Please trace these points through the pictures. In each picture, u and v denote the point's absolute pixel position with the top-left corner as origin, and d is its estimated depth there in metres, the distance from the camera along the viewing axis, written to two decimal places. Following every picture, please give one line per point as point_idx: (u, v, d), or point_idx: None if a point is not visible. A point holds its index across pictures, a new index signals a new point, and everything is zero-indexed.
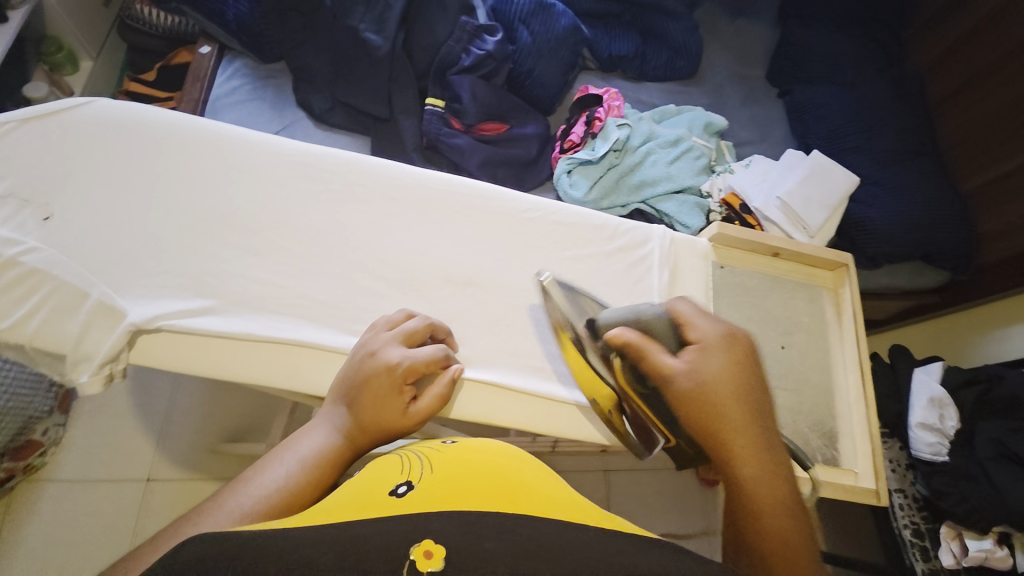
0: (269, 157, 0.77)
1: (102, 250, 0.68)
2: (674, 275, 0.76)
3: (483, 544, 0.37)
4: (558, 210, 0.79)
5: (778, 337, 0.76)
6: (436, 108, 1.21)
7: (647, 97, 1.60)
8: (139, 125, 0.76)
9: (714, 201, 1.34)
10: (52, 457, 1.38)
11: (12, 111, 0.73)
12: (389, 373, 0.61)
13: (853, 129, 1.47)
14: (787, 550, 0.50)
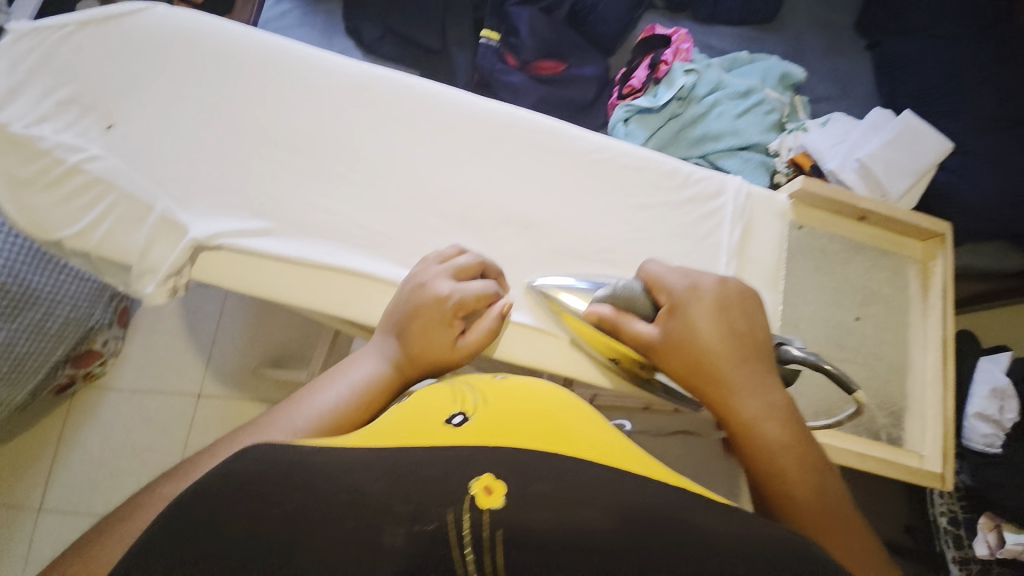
0: (326, 78, 0.73)
1: (160, 164, 0.67)
2: (747, 233, 0.70)
3: (540, 489, 0.36)
4: (626, 153, 0.74)
5: (854, 307, 0.71)
6: (490, 41, 1.16)
7: (718, 42, 1.46)
8: (194, 36, 0.73)
9: (781, 161, 1.23)
10: (110, 366, 1.48)
11: (71, 13, 0.72)
12: (439, 306, 0.60)
13: (951, 89, 1.31)
14: (796, 502, 0.52)
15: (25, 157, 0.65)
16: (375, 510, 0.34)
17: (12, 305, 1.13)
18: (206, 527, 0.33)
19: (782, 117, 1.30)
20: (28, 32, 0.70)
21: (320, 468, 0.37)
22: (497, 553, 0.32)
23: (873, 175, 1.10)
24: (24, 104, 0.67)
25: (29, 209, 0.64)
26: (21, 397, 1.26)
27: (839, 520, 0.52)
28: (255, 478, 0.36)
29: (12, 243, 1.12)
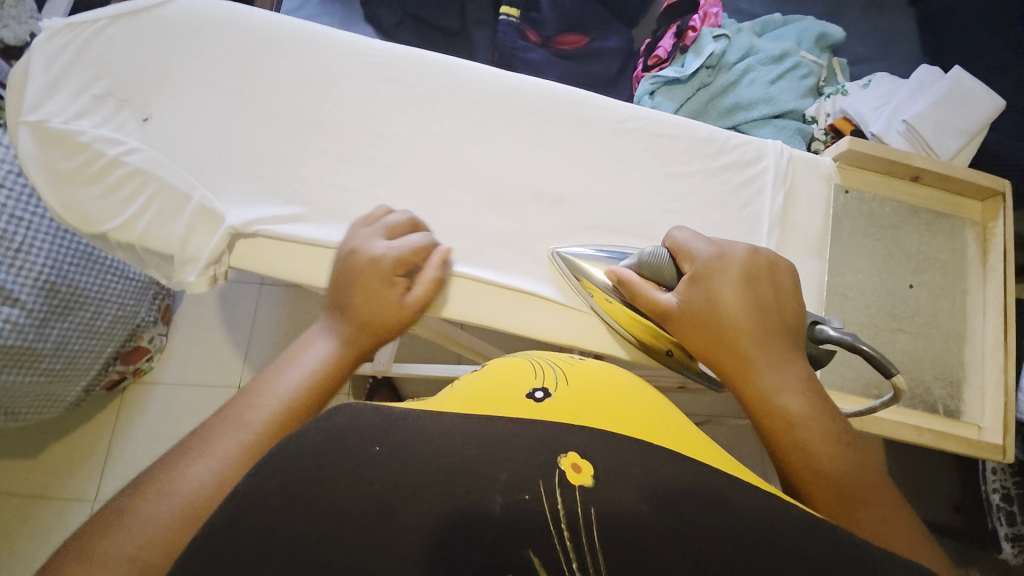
0: (352, 60, 0.73)
1: (195, 153, 0.69)
2: (789, 198, 0.68)
3: (629, 473, 0.36)
4: (659, 121, 0.71)
5: (908, 274, 0.67)
6: (511, 18, 1.11)
7: (747, 6, 1.39)
8: (223, 24, 0.74)
9: (819, 128, 1.18)
10: (157, 361, 1.55)
11: (103, 7, 0.73)
12: (377, 264, 0.60)
13: (1006, 42, 1.21)
14: (839, 483, 0.45)
15: (65, 150, 0.66)
16: (476, 479, 0.34)
17: (62, 303, 1.15)
18: (307, 482, 0.33)
19: (818, 81, 1.24)
20: (62, 28, 0.71)
21: (427, 437, 0.37)
22: (592, 525, 0.33)
23: (921, 137, 1.03)
24: (63, 99, 0.69)
25: (73, 203, 0.65)
26: (72, 394, 1.30)
27: (882, 504, 0.44)
28: (355, 441, 0.35)
29: (55, 243, 1.12)
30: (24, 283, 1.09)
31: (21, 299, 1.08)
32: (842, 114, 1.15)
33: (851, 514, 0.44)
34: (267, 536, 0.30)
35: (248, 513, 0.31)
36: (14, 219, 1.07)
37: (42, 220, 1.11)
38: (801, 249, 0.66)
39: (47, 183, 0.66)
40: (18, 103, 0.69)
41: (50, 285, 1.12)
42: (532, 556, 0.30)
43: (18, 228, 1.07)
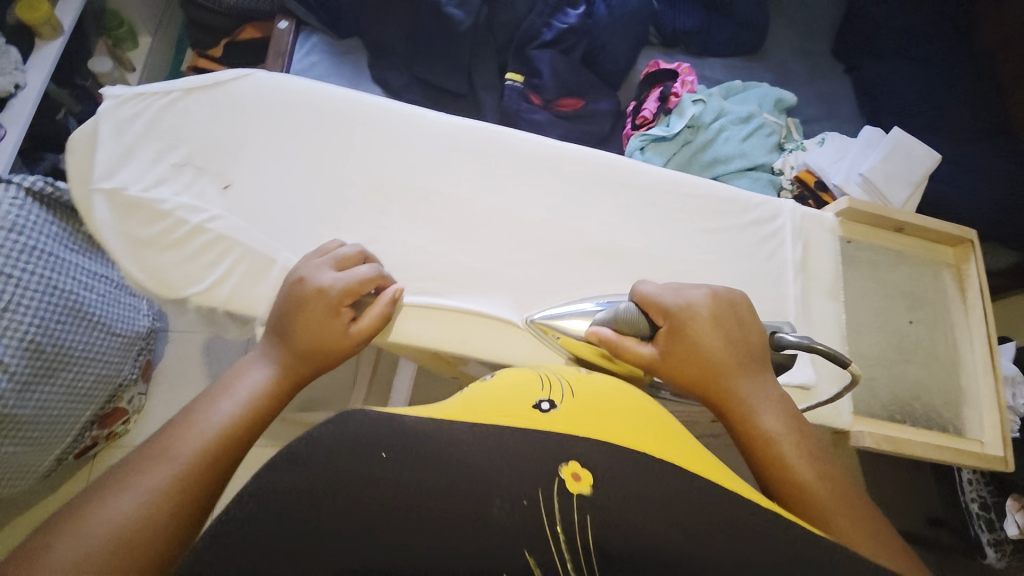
0: (417, 130, 0.77)
1: (275, 218, 0.71)
2: (807, 252, 0.72)
3: (628, 487, 0.41)
4: (691, 180, 0.73)
5: (906, 312, 0.77)
6: (516, 83, 1.21)
7: (711, 72, 1.55)
8: (290, 96, 0.77)
9: (786, 178, 1.34)
10: (133, 424, 1.42)
11: (177, 80, 0.76)
12: (323, 299, 0.60)
13: (925, 108, 1.43)
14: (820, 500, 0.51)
15: (145, 218, 0.69)
16: (494, 491, 0.38)
17: (46, 365, 1.08)
18: (325, 492, 0.37)
19: (781, 137, 1.41)
20: (129, 97, 0.73)
21: (449, 448, 0.40)
22: (587, 530, 0.38)
23: (876, 187, 1.20)
24: (139, 167, 0.71)
25: (153, 270, 0.68)
26: (47, 465, 1.19)
27: (857, 510, 0.50)
28: (371, 455, 0.38)
29: (44, 301, 1.06)
30: (8, 347, 1.01)
31: (6, 363, 1.01)
32: (805, 167, 1.31)
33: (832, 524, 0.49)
34: (278, 537, 0.35)
35: (269, 516, 0.36)
36: (4, 276, 1.01)
37: (31, 278, 1.04)
38: (823, 296, 0.71)
39: (127, 251, 0.68)
40: (88, 172, 0.70)
41: (35, 346, 1.05)
42: (527, 555, 0.36)
43: (9, 287, 1.01)
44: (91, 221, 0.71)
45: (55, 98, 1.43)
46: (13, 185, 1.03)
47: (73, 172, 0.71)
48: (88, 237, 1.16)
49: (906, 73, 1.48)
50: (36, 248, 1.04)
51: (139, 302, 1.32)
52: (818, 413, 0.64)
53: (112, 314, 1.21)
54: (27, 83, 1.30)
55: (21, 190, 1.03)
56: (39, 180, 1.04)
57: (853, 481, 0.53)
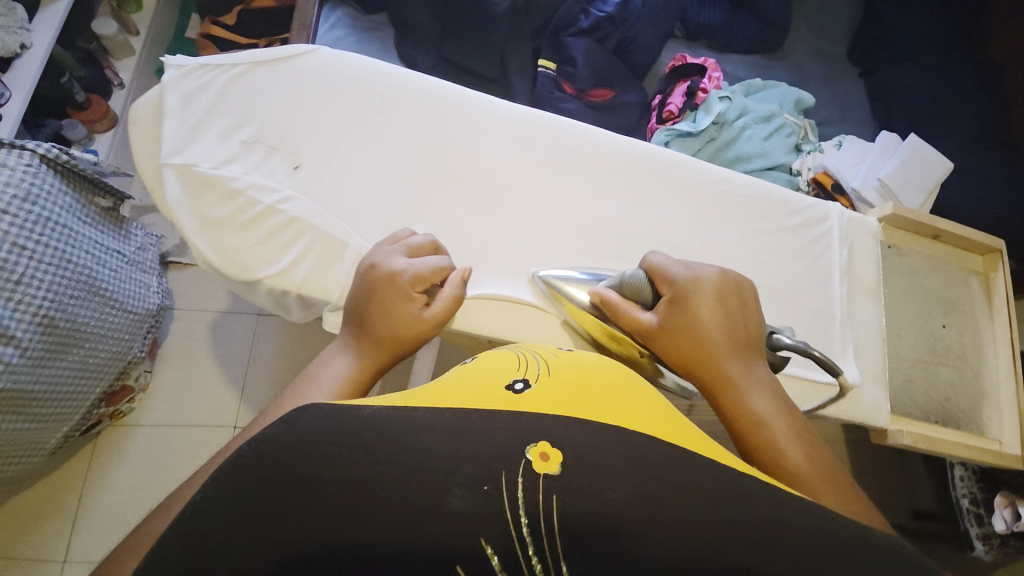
0: (478, 115, 0.77)
1: (341, 199, 0.71)
2: (852, 254, 0.74)
3: (604, 461, 0.36)
4: (747, 182, 0.74)
5: (940, 316, 0.80)
6: (549, 70, 1.21)
7: (731, 70, 1.52)
8: (353, 77, 0.76)
9: (803, 180, 1.35)
10: (138, 403, 1.39)
11: (243, 53, 0.75)
12: (395, 280, 0.61)
13: (938, 115, 1.44)
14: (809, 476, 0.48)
15: (216, 197, 0.68)
16: (436, 473, 0.34)
17: (58, 341, 1.03)
18: (257, 494, 0.33)
19: (799, 139, 1.39)
20: (195, 68, 0.73)
21: (386, 431, 0.36)
22: (551, 512, 0.33)
23: (892, 192, 1.24)
24: (208, 143, 0.70)
25: (224, 250, 0.67)
26: (54, 442, 1.16)
27: (840, 492, 0.47)
28: (290, 446, 0.35)
29: (57, 274, 1.01)
30: (21, 320, 0.96)
31: (18, 338, 0.96)
32: (824, 169, 1.31)
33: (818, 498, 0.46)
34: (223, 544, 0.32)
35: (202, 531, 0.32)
36: (17, 248, 0.95)
37: (46, 250, 0.99)
38: (865, 298, 0.73)
39: (199, 230, 0.67)
40: (157, 145, 0.70)
41: (48, 321, 1.00)
42: (485, 545, 0.32)
43: (19, 258, 0.95)
44: (159, 197, 0.70)
45: (60, 61, 1.37)
46: (26, 152, 0.99)
47: (140, 143, 0.70)
48: (98, 211, 1.15)
49: (921, 80, 1.49)
50: (49, 219, 1.00)
51: (148, 278, 1.29)
52: (862, 410, 0.68)
53: (121, 289, 1.18)
54: (33, 42, 1.25)
55: (35, 156, 0.99)
56: (52, 148, 1.01)
57: (835, 465, 0.50)
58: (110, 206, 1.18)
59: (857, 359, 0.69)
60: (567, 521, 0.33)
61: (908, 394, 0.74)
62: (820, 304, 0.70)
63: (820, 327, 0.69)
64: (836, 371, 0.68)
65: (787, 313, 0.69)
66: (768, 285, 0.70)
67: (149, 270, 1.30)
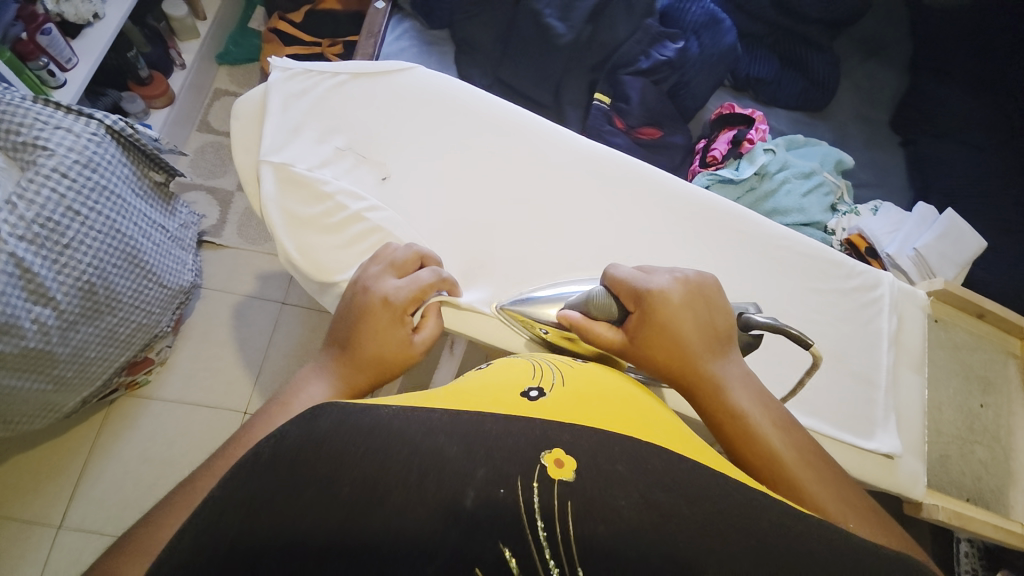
0: (555, 146, 0.79)
1: (422, 213, 0.73)
2: (901, 323, 0.74)
3: (617, 469, 0.37)
4: (807, 241, 0.76)
5: (979, 396, 0.80)
6: (602, 104, 1.23)
7: (774, 123, 1.55)
8: (439, 95, 0.79)
9: (837, 239, 1.34)
10: (155, 376, 1.40)
11: (345, 63, 0.79)
12: (390, 311, 0.58)
13: (974, 193, 1.45)
14: (811, 471, 0.51)
15: (304, 197, 0.70)
16: (450, 474, 0.34)
17: (93, 307, 1.04)
18: (266, 490, 0.33)
19: (836, 198, 1.39)
20: (300, 72, 0.77)
21: (397, 429, 0.36)
22: (568, 519, 0.33)
23: (927, 263, 1.26)
24: (304, 145, 0.73)
25: (307, 250, 0.68)
26: (70, 406, 1.17)
27: (830, 484, 0.51)
28: (303, 446, 0.34)
29: (104, 242, 1.03)
30: (62, 282, 0.97)
31: (58, 300, 0.97)
32: (858, 231, 1.32)
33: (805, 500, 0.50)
34: (245, 540, 0.31)
35: (220, 525, 0.32)
36: (71, 212, 0.97)
37: (97, 217, 1.01)
38: (910, 369, 0.73)
39: (286, 227, 0.69)
40: (256, 142, 0.73)
41: (88, 287, 1.01)
42: (503, 546, 0.32)
43: (71, 221, 0.97)
44: (249, 191, 0.72)
45: (130, 36, 1.42)
46: (92, 121, 1.02)
47: (241, 138, 0.73)
48: (151, 185, 1.17)
49: (962, 156, 1.50)
50: (105, 187, 1.02)
51: (186, 256, 1.30)
52: (897, 480, 0.67)
53: (161, 263, 1.18)
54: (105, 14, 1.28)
55: (101, 126, 1.02)
56: (119, 120, 1.04)
57: (822, 452, 0.54)
58: (162, 182, 1.20)
59: (900, 431, 0.69)
60: (582, 534, 0.33)
61: (944, 468, 0.74)
62: (867, 370, 0.71)
63: (864, 393, 0.69)
64: (879, 439, 0.67)
65: (830, 374, 0.70)
66: (818, 345, 0.71)
67: (187, 247, 1.30)
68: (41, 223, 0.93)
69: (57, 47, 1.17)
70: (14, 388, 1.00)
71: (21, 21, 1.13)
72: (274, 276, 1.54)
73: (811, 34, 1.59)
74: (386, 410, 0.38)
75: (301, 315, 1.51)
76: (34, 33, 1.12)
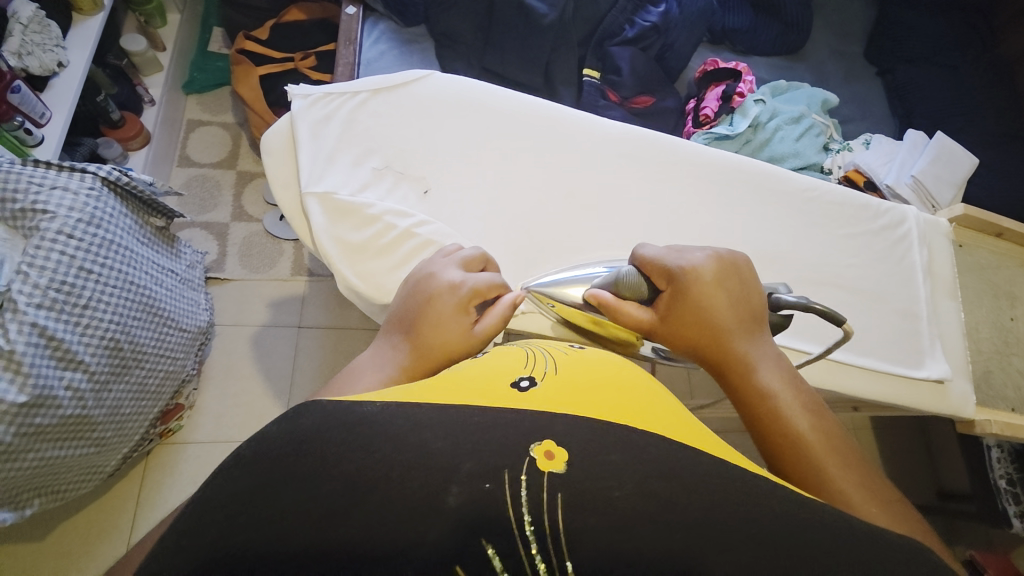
0: (582, 133, 0.79)
1: (466, 221, 0.73)
2: (930, 253, 0.78)
3: (610, 458, 0.36)
4: (835, 189, 0.78)
5: (1008, 311, 0.85)
6: (593, 80, 1.23)
7: (756, 72, 1.54)
8: (460, 101, 0.79)
9: (835, 177, 1.35)
10: (186, 421, 1.39)
11: (363, 82, 0.78)
12: (455, 296, 0.58)
13: (957, 112, 1.46)
14: (840, 461, 0.48)
15: (354, 223, 0.70)
16: (435, 471, 0.34)
17: (121, 363, 1.03)
18: (237, 495, 0.33)
19: (826, 138, 1.39)
20: (321, 97, 0.76)
21: (385, 426, 0.37)
22: (556, 510, 0.33)
23: (925, 188, 1.29)
24: (342, 171, 0.73)
25: (366, 275, 0.69)
26: (111, 465, 1.16)
27: (863, 477, 0.47)
28: (285, 449, 0.35)
29: (121, 297, 1.01)
30: (88, 344, 0.96)
31: (86, 362, 0.95)
32: (854, 166, 1.33)
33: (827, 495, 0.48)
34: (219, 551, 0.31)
35: (198, 533, 0.32)
36: (83, 272, 0.95)
37: (110, 273, 0.99)
38: (945, 296, 0.78)
39: (341, 256, 0.69)
40: (294, 175, 0.72)
41: (114, 344, 1.00)
42: (485, 544, 0.32)
43: (86, 281, 0.95)
44: (295, 225, 0.71)
45: (97, 79, 1.35)
46: (87, 175, 0.99)
47: (277, 173, 0.73)
48: (152, 231, 1.15)
49: (939, 78, 1.51)
50: (112, 241, 1.00)
51: (198, 296, 1.27)
52: (951, 403, 0.72)
53: (177, 308, 1.16)
54: (69, 61, 1.25)
55: (97, 179, 1.00)
56: (113, 170, 1.01)
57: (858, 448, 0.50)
58: (162, 226, 1.18)
59: (946, 355, 0.74)
60: (569, 521, 0.33)
61: (984, 382, 0.80)
62: (910, 304, 0.75)
63: (909, 327, 0.74)
64: (928, 367, 0.72)
65: (877, 313, 0.74)
66: (861, 288, 0.74)
67: (197, 287, 1.28)
68: (57, 287, 0.91)
69: (29, 103, 1.13)
70: (58, 458, 0.99)
71: None
72: (286, 301, 1.52)
73: None
74: (446, 407, 0.40)
75: (321, 335, 1.50)
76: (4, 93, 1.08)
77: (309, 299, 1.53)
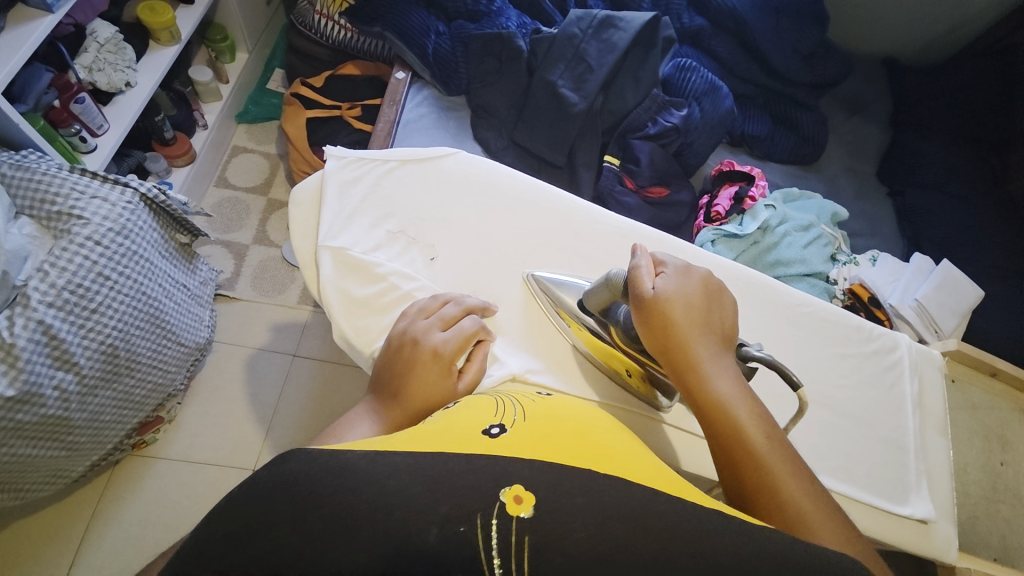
0: (590, 223, 0.84)
1: (469, 290, 0.77)
2: (920, 386, 0.79)
3: (572, 502, 0.37)
4: (827, 308, 0.80)
5: (998, 455, 0.97)
6: (613, 167, 1.30)
7: (770, 177, 1.60)
8: (481, 179, 0.85)
9: (840, 289, 1.36)
10: (163, 434, 1.38)
11: (394, 151, 0.84)
12: (438, 361, 0.60)
13: (964, 243, 1.50)
14: (783, 470, 0.52)
15: (360, 278, 0.74)
16: (409, 512, 0.34)
17: (113, 370, 1.04)
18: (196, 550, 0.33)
19: (835, 249, 1.40)
20: (353, 160, 0.82)
21: (345, 465, 0.37)
22: (524, 555, 0.34)
23: (927, 313, 1.31)
24: (359, 231, 0.77)
25: (362, 329, 0.72)
26: (79, 470, 1.15)
27: (809, 494, 0.51)
28: (258, 493, 0.35)
29: (129, 305, 1.04)
30: (86, 348, 0.98)
31: (80, 365, 0.97)
32: (859, 281, 1.35)
33: (797, 518, 0.49)
34: None
35: None
36: (101, 277, 0.99)
37: (125, 281, 1.03)
38: (935, 432, 0.77)
39: (342, 309, 0.72)
40: (313, 227, 0.77)
41: (111, 351, 1.02)
42: None
43: (100, 287, 0.99)
44: (306, 274, 0.75)
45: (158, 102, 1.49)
46: (128, 190, 1.06)
47: (299, 223, 0.78)
48: (175, 247, 1.20)
49: (948, 208, 1.56)
50: (135, 253, 1.04)
51: (204, 312, 1.30)
52: (933, 545, 0.70)
53: (181, 322, 1.19)
54: (136, 81, 1.37)
55: (136, 195, 1.06)
56: (152, 188, 1.09)
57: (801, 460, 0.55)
58: (186, 242, 1.23)
59: (932, 494, 0.73)
60: (537, 564, 0.34)
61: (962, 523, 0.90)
62: (896, 434, 0.75)
63: (895, 458, 0.74)
64: (913, 504, 0.71)
65: (862, 439, 0.74)
66: (847, 409, 0.75)
67: (205, 304, 1.31)
68: (71, 289, 0.95)
69: (89, 114, 1.23)
70: (28, 456, 0.99)
71: (55, 89, 1.17)
72: (287, 328, 1.54)
73: (800, 95, 1.68)
74: (423, 457, 0.40)
75: (314, 366, 1.51)
76: (68, 102, 1.18)
77: (310, 329, 1.56)
